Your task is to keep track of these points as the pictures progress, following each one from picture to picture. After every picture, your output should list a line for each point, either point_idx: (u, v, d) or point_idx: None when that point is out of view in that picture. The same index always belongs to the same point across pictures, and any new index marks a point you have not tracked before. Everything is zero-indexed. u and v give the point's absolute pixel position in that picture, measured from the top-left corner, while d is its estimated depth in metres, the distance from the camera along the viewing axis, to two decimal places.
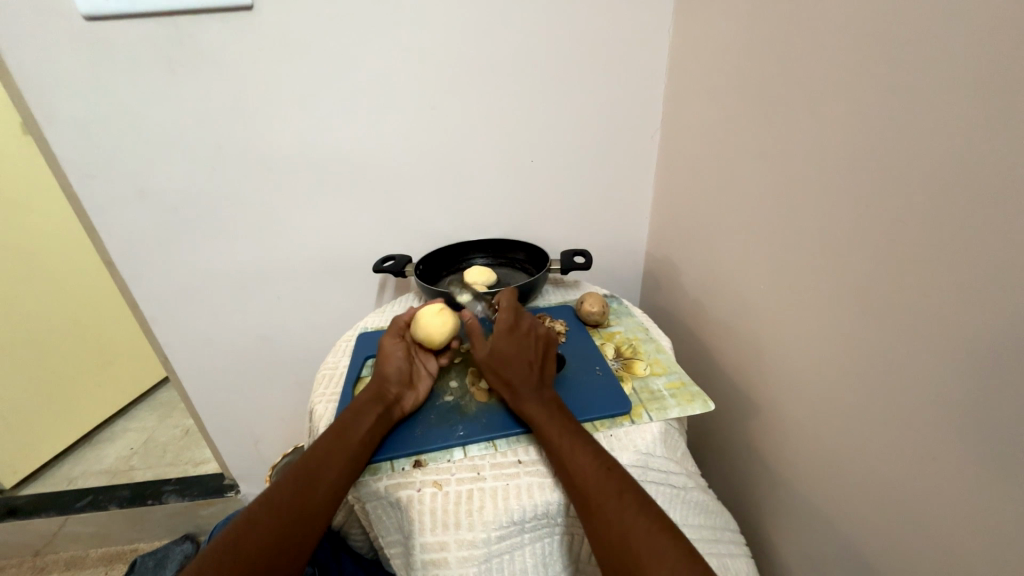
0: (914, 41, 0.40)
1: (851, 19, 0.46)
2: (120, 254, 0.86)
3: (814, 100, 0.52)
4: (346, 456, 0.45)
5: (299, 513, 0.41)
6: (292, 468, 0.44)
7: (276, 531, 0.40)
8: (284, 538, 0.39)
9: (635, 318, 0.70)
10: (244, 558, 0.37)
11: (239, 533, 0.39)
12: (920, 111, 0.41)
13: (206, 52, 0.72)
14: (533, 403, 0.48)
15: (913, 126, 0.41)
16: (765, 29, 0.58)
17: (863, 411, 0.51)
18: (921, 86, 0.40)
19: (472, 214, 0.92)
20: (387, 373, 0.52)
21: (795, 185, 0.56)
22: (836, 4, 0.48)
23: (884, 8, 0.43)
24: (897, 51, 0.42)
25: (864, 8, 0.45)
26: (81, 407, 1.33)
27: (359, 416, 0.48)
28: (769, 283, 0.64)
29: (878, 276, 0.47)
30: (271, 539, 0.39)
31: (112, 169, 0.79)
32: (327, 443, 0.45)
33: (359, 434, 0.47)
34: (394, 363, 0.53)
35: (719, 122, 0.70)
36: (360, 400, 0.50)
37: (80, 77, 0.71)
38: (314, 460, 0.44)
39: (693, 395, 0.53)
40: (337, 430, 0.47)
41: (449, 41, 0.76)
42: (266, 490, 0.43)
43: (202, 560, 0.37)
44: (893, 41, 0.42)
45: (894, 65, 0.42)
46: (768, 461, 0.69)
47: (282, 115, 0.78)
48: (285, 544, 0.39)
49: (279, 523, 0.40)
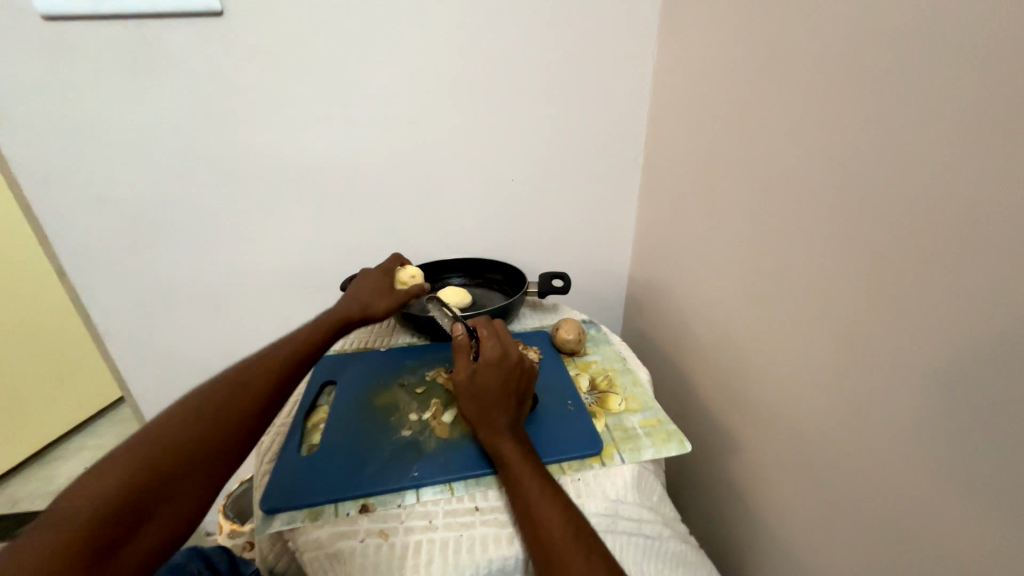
0: (901, 74, 0.39)
1: (839, 48, 0.45)
2: (73, 264, 0.80)
3: (799, 129, 0.51)
4: (269, 374, 0.48)
5: (217, 420, 0.42)
6: (194, 396, 0.44)
7: (192, 437, 0.40)
8: (205, 444, 0.40)
9: (613, 346, 0.66)
10: (162, 465, 0.37)
11: (144, 445, 0.38)
12: (906, 144, 0.39)
13: (174, 59, 0.69)
14: (508, 445, 0.44)
15: (900, 160, 0.40)
16: (751, 55, 0.57)
17: (852, 454, 0.48)
18: (907, 118, 0.39)
19: (449, 231, 0.89)
20: (363, 299, 0.61)
21: (780, 214, 0.55)
22: (823, 33, 0.47)
23: (870, 39, 0.42)
24: (883, 83, 0.41)
25: (849, 38, 0.44)
26: (30, 424, 1.24)
27: (332, 324, 0.57)
28: (753, 314, 0.61)
29: (866, 310, 0.45)
30: (189, 445, 0.39)
31: (69, 173, 0.74)
32: (236, 372, 0.47)
33: (297, 357, 0.51)
34: (369, 292, 0.62)
35: (704, 146, 0.69)
36: (333, 311, 0.58)
37: (37, 76, 0.68)
38: (227, 384, 0.45)
39: (669, 434, 0.49)
40: (311, 325, 0.56)
41: (427, 55, 0.74)
42: (162, 416, 0.41)
43: (102, 479, 0.35)
44: (883, 72, 0.41)
45: (882, 97, 0.41)
46: (751, 502, 0.66)
47: (253, 123, 0.75)
48: (210, 450, 0.40)
49: (194, 431, 0.40)
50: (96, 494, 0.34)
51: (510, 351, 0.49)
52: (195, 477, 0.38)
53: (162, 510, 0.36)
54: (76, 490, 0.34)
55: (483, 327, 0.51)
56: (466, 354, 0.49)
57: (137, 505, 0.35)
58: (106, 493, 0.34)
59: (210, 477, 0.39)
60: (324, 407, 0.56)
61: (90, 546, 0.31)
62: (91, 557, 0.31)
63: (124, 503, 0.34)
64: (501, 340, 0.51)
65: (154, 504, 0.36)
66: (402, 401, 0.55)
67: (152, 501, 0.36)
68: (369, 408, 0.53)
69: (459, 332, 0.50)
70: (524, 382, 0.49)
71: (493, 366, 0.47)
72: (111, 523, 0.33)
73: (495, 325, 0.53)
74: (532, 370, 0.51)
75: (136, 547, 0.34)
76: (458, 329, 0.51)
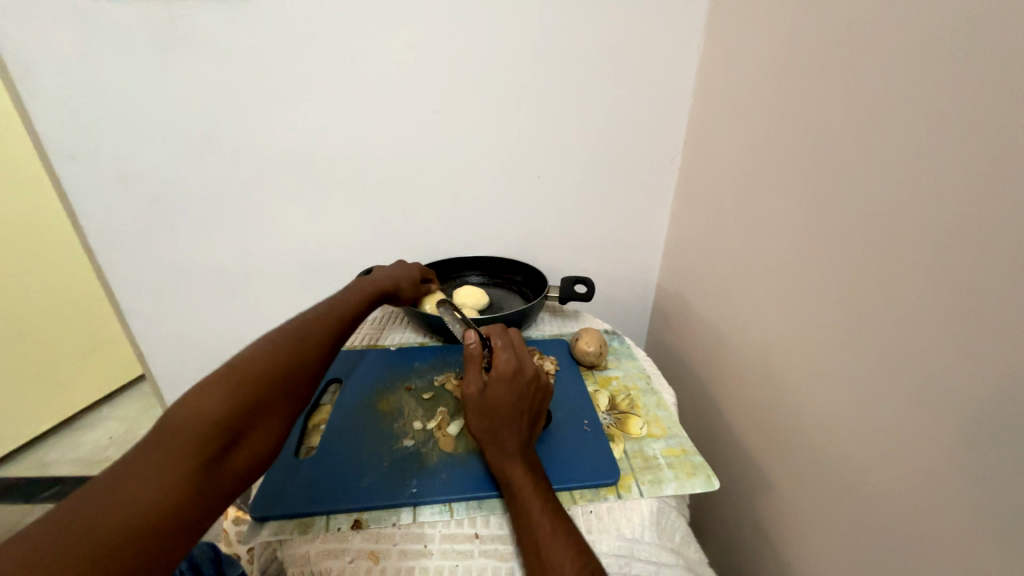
0: (1011, 77, 0.33)
1: (925, 45, 0.39)
2: (99, 243, 0.81)
3: (869, 136, 0.44)
4: (329, 330, 0.50)
5: (292, 364, 0.43)
6: (270, 338, 0.45)
7: (273, 375, 0.41)
8: (283, 383, 0.42)
9: (637, 361, 0.62)
10: (252, 396, 0.38)
11: (235, 376, 0.39)
12: (1012, 161, 0.33)
13: (200, 39, 0.68)
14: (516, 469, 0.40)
15: (1002, 179, 0.34)
16: (813, 51, 0.51)
17: (906, 511, 0.42)
18: (1013, 127, 0.33)
19: (471, 228, 0.85)
20: (396, 275, 0.63)
21: (836, 231, 0.49)
22: (904, 27, 0.41)
23: (969, 36, 0.35)
24: (980, 86, 0.35)
25: (942, 34, 0.38)
26: (60, 393, 1.28)
27: (372, 292, 0.59)
28: (796, 339, 0.55)
29: (940, 351, 0.38)
30: (272, 381, 0.41)
31: (98, 152, 0.74)
32: (300, 323, 0.48)
33: (348, 319, 0.53)
34: (401, 270, 0.65)
35: (751, 151, 0.63)
36: (372, 279, 0.60)
37: (70, 54, 0.67)
38: (294, 333, 0.47)
39: (694, 468, 0.45)
40: (350, 288, 0.58)
41: (456, 44, 0.70)
42: (243, 352, 0.43)
43: (201, 401, 0.36)
44: (980, 73, 0.35)
45: (979, 102, 0.35)
46: (777, 543, 0.60)
47: (278, 109, 0.73)
48: (288, 389, 0.42)
49: (274, 370, 0.42)
50: (200, 413, 0.35)
51: (526, 365, 0.45)
52: (276, 411, 0.40)
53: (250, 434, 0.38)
54: (178, 406, 0.36)
55: (498, 337, 0.47)
56: (477, 364, 0.45)
57: (233, 428, 0.36)
58: (210, 413, 0.35)
59: (287, 413, 0.41)
60: (327, 406, 0.54)
61: (202, 457, 0.34)
62: (202, 467, 0.34)
63: (224, 425, 0.36)
64: (516, 352, 0.47)
65: (245, 429, 0.37)
66: (407, 407, 0.52)
67: (244, 425, 0.37)
68: (373, 412, 0.51)
69: (472, 341, 0.45)
70: (537, 399, 0.45)
71: (505, 381, 0.43)
72: (217, 440, 0.35)
73: (511, 334, 0.49)
74: (548, 387, 0.47)
75: (233, 463, 0.36)
76: (470, 337, 0.46)
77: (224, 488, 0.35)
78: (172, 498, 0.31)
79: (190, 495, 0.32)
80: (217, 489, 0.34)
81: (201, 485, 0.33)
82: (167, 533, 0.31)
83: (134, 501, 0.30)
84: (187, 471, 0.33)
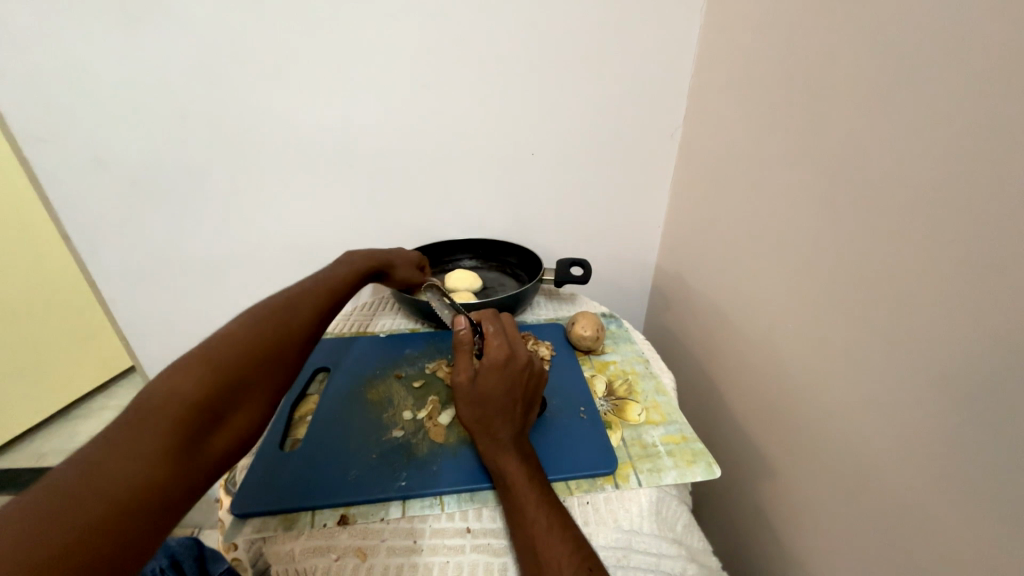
0: None
1: (943, 2, 0.35)
2: (76, 231, 0.77)
3: (876, 105, 0.41)
4: (314, 307, 0.47)
5: (275, 341, 0.41)
6: (250, 315, 0.42)
7: (255, 353, 0.39)
8: (267, 361, 0.39)
9: (635, 345, 0.60)
10: (232, 375, 0.36)
11: (213, 354, 0.37)
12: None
13: (166, 10, 0.63)
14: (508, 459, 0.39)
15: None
16: (820, 13, 0.47)
17: (909, 497, 0.41)
18: None
19: (463, 209, 0.82)
20: (385, 253, 0.61)
21: (841, 209, 0.46)
22: None
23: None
24: (1001, 48, 0.32)
25: None
26: (52, 383, 1.26)
27: (364, 268, 0.56)
28: (798, 321, 0.53)
29: (950, 335, 0.36)
30: (255, 360, 0.38)
31: (66, 135, 0.70)
32: (283, 300, 0.46)
33: (336, 297, 0.50)
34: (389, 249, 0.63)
35: (753, 124, 0.59)
36: (361, 257, 0.58)
37: (26, 29, 0.62)
38: (276, 309, 0.44)
39: (695, 455, 0.43)
40: (336, 266, 0.55)
41: (441, 12, 0.66)
42: (222, 329, 0.40)
43: (177, 381, 0.34)
44: (1002, 31, 0.31)
45: (1000, 65, 0.32)
46: (776, 526, 0.60)
47: (255, 85, 0.69)
48: (272, 368, 0.40)
49: (256, 347, 0.39)
50: (176, 394, 0.33)
51: (519, 352, 0.43)
52: (260, 390, 0.38)
53: (231, 415, 0.36)
54: (154, 385, 0.33)
55: (489, 322, 0.45)
56: (468, 352, 0.43)
57: (213, 409, 0.34)
58: (187, 394, 0.33)
59: (272, 392, 0.39)
60: (314, 396, 0.52)
61: (180, 439, 0.32)
62: (181, 449, 0.31)
63: (203, 405, 0.33)
64: (508, 339, 0.44)
65: (225, 409, 0.35)
66: (397, 396, 0.50)
67: (225, 405, 0.35)
68: (361, 402, 0.49)
69: (462, 327, 0.43)
70: (531, 388, 0.43)
71: (498, 369, 0.41)
72: (195, 421, 0.33)
73: (502, 320, 0.47)
74: (543, 375, 0.45)
75: (214, 445, 0.34)
76: (459, 323, 0.44)
77: (207, 470, 0.33)
78: (150, 481, 0.29)
79: (169, 477, 0.30)
80: (198, 471, 0.32)
81: (181, 468, 0.31)
82: (148, 516, 0.29)
83: (109, 485, 0.28)
84: (165, 454, 0.30)
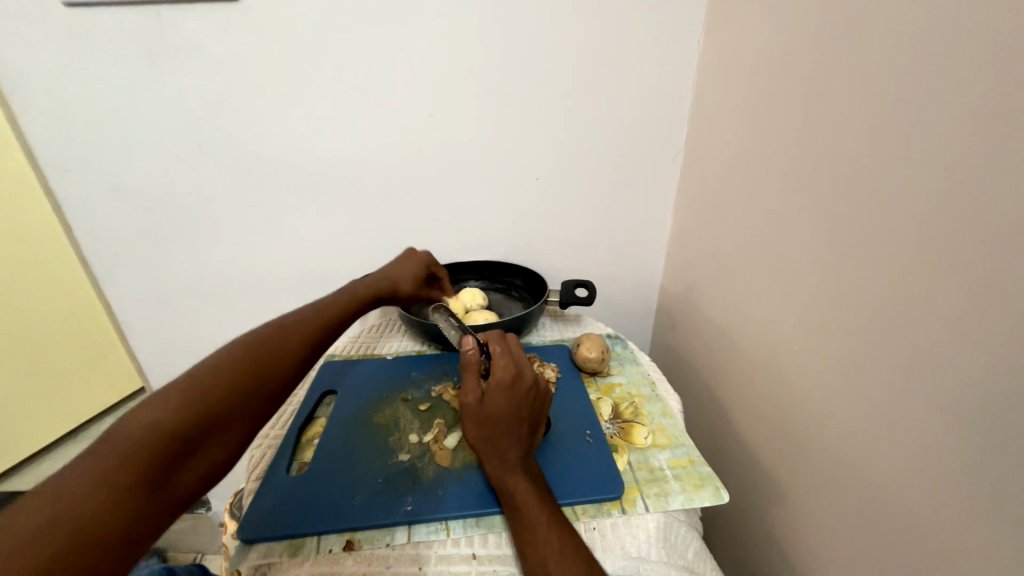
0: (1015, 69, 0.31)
1: (926, 40, 0.37)
2: (96, 255, 0.80)
3: (870, 131, 0.43)
4: (306, 336, 0.48)
5: (259, 371, 0.42)
6: (235, 345, 0.43)
7: (233, 386, 0.39)
8: (247, 394, 0.40)
9: (641, 367, 0.60)
10: (209, 408, 0.37)
11: (194, 386, 0.38)
12: (1014, 155, 0.32)
13: (188, 45, 0.66)
14: (515, 482, 0.39)
15: (1006, 177, 0.32)
16: (812, 47, 0.50)
17: (924, 523, 0.40)
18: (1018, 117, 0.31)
19: (468, 232, 0.84)
20: (392, 273, 0.63)
21: (846, 228, 0.46)
22: (905, 19, 0.39)
23: (994, 14, 0.32)
24: (980, 80, 0.34)
25: (943, 25, 0.36)
26: (63, 405, 1.26)
27: (366, 293, 0.58)
28: (802, 344, 0.53)
29: (954, 356, 0.36)
30: (235, 392, 0.39)
31: (89, 164, 0.73)
32: (275, 327, 0.47)
33: (331, 322, 0.51)
34: (397, 266, 0.64)
35: (753, 149, 0.61)
36: (367, 280, 0.60)
37: (58, 68, 0.66)
38: (265, 338, 0.45)
39: (702, 480, 0.43)
40: (343, 291, 0.57)
41: (449, 46, 0.69)
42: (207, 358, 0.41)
43: (156, 410, 0.35)
44: (982, 65, 0.33)
45: (981, 96, 0.34)
46: (788, 551, 0.58)
47: (269, 116, 0.72)
48: (251, 401, 0.40)
49: (237, 380, 0.40)
50: (152, 423, 0.34)
51: (526, 374, 0.43)
52: (235, 423, 0.39)
53: (204, 447, 0.36)
54: (132, 414, 0.34)
55: (496, 343, 0.45)
56: (475, 372, 0.43)
57: (185, 440, 0.35)
58: (159, 423, 0.34)
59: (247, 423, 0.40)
60: (321, 419, 0.52)
61: (148, 470, 0.32)
62: (148, 481, 0.32)
63: (177, 437, 0.34)
64: (514, 359, 0.44)
65: (198, 441, 0.36)
66: (403, 419, 0.51)
67: (198, 437, 0.36)
68: (367, 425, 0.49)
69: (469, 347, 0.43)
70: (537, 410, 0.43)
71: (505, 390, 0.41)
72: (165, 452, 0.33)
73: (508, 341, 0.47)
74: (547, 398, 0.45)
75: (182, 478, 0.34)
76: (467, 342, 0.44)
77: (171, 503, 0.33)
78: (116, 511, 0.30)
79: (133, 509, 0.31)
80: (162, 503, 0.32)
81: (145, 500, 0.31)
82: (107, 547, 0.29)
83: (74, 512, 0.28)
84: (131, 482, 0.31)
